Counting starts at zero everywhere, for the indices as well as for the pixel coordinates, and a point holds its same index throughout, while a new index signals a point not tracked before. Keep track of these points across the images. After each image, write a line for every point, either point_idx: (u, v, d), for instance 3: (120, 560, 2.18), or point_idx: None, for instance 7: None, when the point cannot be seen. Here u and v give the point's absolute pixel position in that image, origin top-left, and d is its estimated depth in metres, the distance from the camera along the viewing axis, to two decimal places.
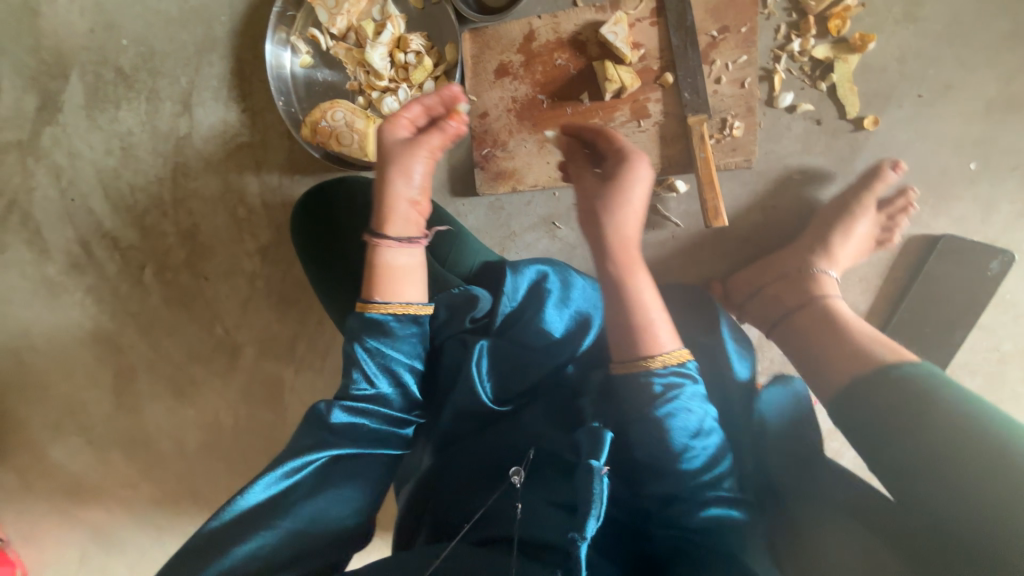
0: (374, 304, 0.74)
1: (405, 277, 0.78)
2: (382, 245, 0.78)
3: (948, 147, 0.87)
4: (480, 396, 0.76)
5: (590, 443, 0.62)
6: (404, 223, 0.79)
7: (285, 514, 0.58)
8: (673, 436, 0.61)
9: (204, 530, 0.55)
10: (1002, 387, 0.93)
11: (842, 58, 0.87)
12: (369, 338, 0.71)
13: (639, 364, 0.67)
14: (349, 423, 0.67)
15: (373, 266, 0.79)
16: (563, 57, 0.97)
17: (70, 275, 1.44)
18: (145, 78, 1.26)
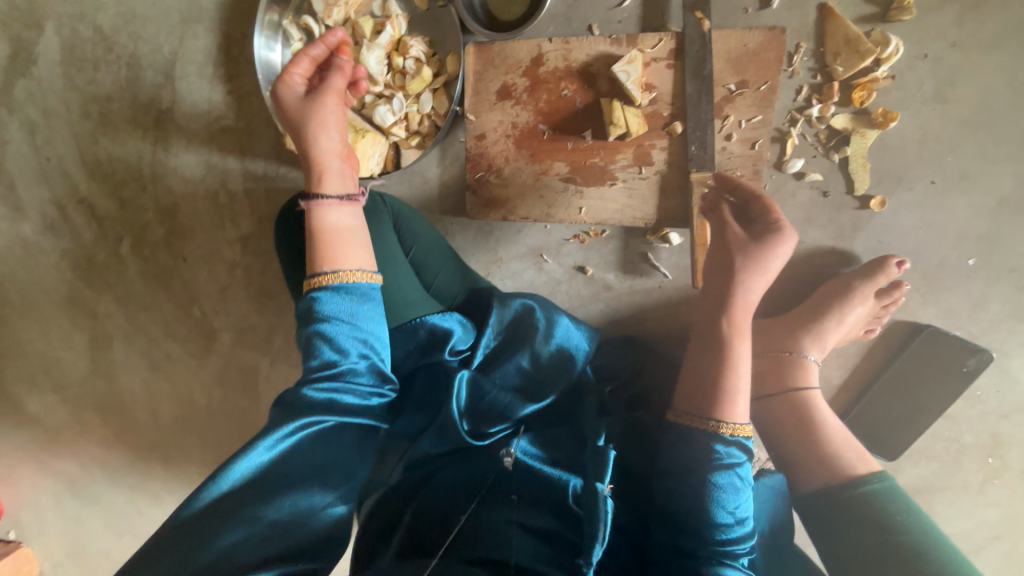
0: (320, 276, 0.70)
1: (343, 237, 0.75)
2: (314, 210, 0.76)
3: (951, 239, 0.85)
4: (455, 424, 0.75)
5: (596, 466, 0.67)
6: (337, 177, 0.77)
7: (263, 505, 0.53)
8: (717, 506, 0.62)
9: (196, 500, 0.53)
10: (954, 474, 0.95)
11: (859, 132, 0.83)
12: (326, 313, 0.67)
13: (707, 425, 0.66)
14: (324, 401, 0.63)
15: (313, 237, 0.76)
16: (570, 88, 0.91)
17: (43, 237, 1.39)
18: (126, 42, 1.17)
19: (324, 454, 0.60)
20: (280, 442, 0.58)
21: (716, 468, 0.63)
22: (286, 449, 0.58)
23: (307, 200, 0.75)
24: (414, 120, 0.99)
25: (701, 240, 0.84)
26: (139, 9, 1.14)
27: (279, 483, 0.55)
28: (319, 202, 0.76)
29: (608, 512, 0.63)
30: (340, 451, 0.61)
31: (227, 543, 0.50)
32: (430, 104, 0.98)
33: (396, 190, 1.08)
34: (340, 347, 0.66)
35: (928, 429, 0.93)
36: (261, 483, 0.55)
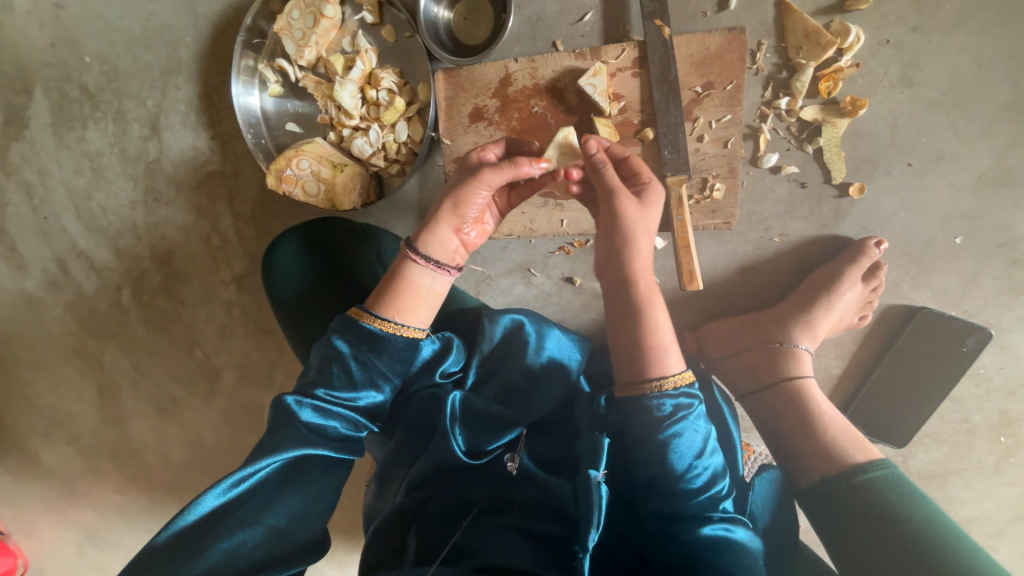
0: (374, 318, 0.73)
1: (426, 298, 0.79)
2: (413, 261, 0.78)
3: (935, 219, 0.84)
4: (451, 449, 0.72)
5: (590, 453, 0.66)
6: (442, 248, 0.79)
7: (263, 511, 0.58)
8: (675, 458, 0.63)
9: (179, 525, 0.55)
10: (967, 456, 0.93)
11: (830, 122, 0.83)
12: (351, 347, 0.71)
13: (650, 388, 0.68)
14: (315, 424, 0.67)
15: (399, 277, 0.79)
16: (540, 104, 0.92)
17: (46, 293, 1.42)
18: (111, 99, 1.20)
19: (316, 469, 0.64)
20: (278, 452, 0.62)
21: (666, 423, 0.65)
22: (284, 459, 0.62)
23: (414, 252, 0.78)
24: (392, 149, 1.00)
25: (683, 243, 0.81)
26: (120, 67, 1.18)
27: (276, 492, 0.60)
28: (424, 260, 0.78)
29: (603, 500, 0.62)
30: (329, 468, 0.66)
31: (231, 545, 0.54)
32: (406, 133, 0.99)
33: (382, 218, 1.10)
34: (358, 384, 0.70)
35: (935, 412, 0.92)
36: (260, 491, 0.59)
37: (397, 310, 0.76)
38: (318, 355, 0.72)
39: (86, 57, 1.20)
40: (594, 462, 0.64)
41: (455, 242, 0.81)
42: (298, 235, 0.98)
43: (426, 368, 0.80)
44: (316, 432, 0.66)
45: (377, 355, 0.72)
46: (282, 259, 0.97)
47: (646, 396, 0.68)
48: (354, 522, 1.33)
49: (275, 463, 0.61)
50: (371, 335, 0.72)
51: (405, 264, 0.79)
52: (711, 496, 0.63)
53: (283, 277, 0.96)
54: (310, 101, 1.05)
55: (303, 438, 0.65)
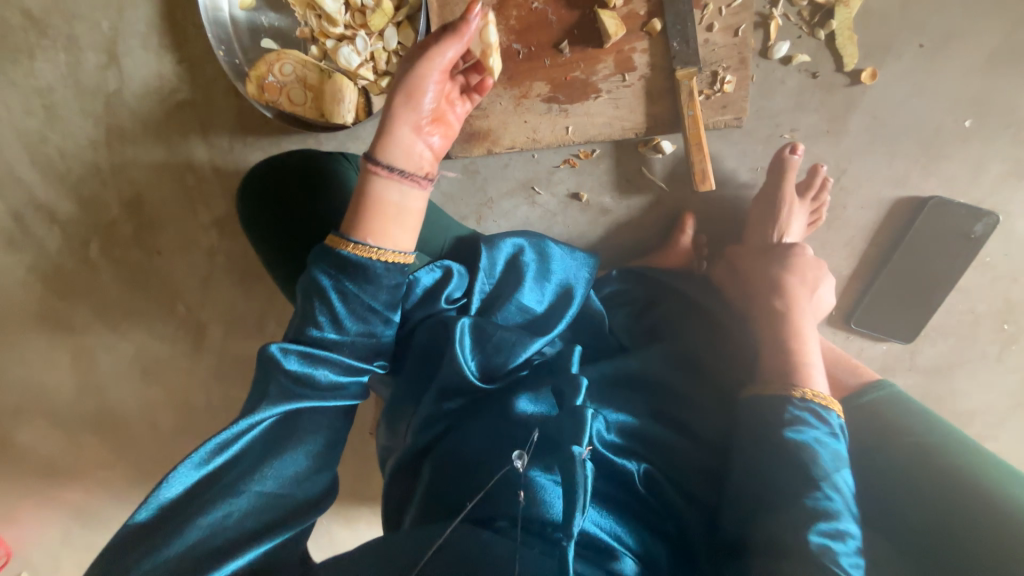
0: (352, 242, 0.66)
1: (397, 217, 0.70)
2: (373, 173, 0.69)
3: (945, 103, 0.83)
4: (465, 373, 0.70)
5: (573, 427, 0.62)
6: (404, 151, 0.69)
7: (253, 476, 0.53)
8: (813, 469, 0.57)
9: (154, 507, 0.49)
10: (972, 347, 0.96)
11: (843, 3, 0.80)
12: (336, 282, 0.65)
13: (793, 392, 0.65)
14: (304, 373, 0.62)
15: (363, 196, 0.69)
16: (540, 0, 0.87)
17: (3, 253, 1.30)
18: (59, 24, 1.08)
19: (309, 425, 0.61)
20: (265, 409, 0.58)
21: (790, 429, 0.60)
22: (273, 416, 0.58)
23: (373, 162, 0.68)
24: (381, 60, 0.93)
25: (694, 138, 0.84)
26: None
27: (269, 454, 0.56)
28: (387, 170, 0.69)
29: (590, 476, 0.58)
30: (325, 420, 0.62)
31: (219, 515, 0.50)
32: (396, 40, 0.92)
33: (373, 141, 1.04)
34: (345, 321, 0.66)
35: (942, 304, 0.93)
36: (249, 453, 0.55)
37: (368, 232, 0.68)
38: (299, 299, 0.67)
39: None
40: (578, 438, 0.60)
41: (417, 148, 0.71)
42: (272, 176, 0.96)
43: (428, 296, 0.78)
44: (306, 378, 0.62)
45: (362, 287, 0.66)
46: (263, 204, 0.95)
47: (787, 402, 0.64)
48: (361, 471, 1.29)
49: (271, 418, 0.58)
50: (348, 262, 0.66)
51: (366, 179, 0.70)
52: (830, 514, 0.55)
53: (266, 224, 0.95)
54: (287, 13, 0.97)
55: (290, 389, 0.60)
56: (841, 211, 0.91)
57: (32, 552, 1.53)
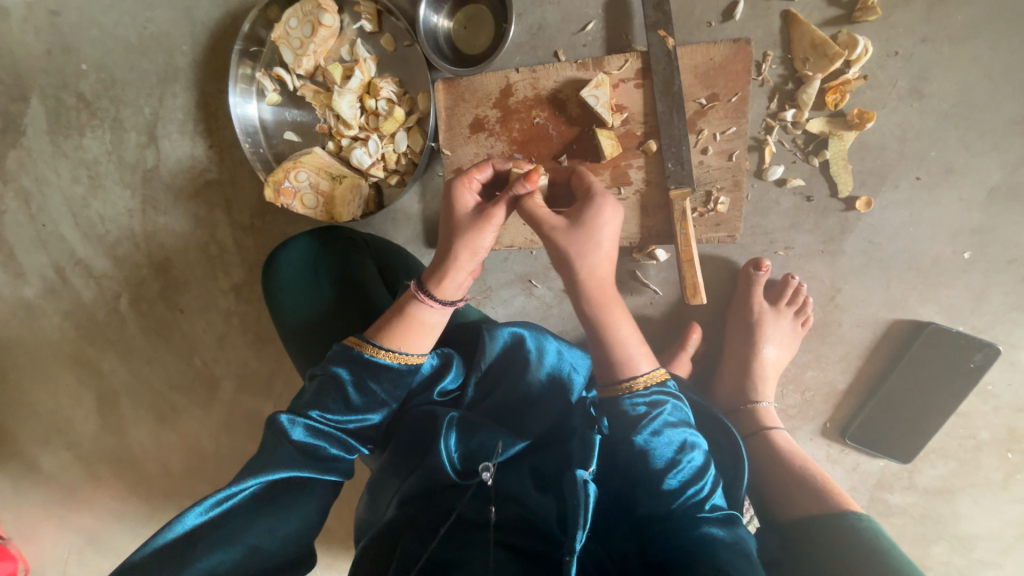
0: (377, 346, 0.69)
1: (433, 331, 0.73)
2: (423, 302, 0.71)
3: (943, 234, 0.83)
4: (442, 465, 0.66)
5: (581, 452, 0.64)
6: (456, 287, 0.72)
7: (243, 530, 0.55)
8: (654, 457, 0.60)
9: (146, 550, 0.52)
10: (974, 472, 0.93)
11: (837, 135, 0.81)
12: (354, 373, 0.67)
13: (622, 389, 0.65)
14: (308, 445, 0.63)
15: (406, 316, 0.72)
16: (542, 115, 0.90)
17: (44, 300, 1.41)
18: (107, 106, 1.19)
19: (302, 490, 0.61)
20: (262, 473, 0.59)
21: (637, 428, 0.61)
22: (268, 479, 0.59)
23: (424, 293, 0.71)
24: (391, 159, 0.99)
25: (686, 256, 0.83)
26: (117, 74, 1.17)
27: (256, 516, 0.56)
28: (435, 300, 0.71)
29: (591, 499, 0.58)
30: (320, 487, 0.63)
31: (206, 567, 0.52)
32: (406, 143, 0.98)
33: (381, 228, 1.09)
34: (355, 407, 0.67)
35: (941, 428, 0.91)
36: (238, 514, 0.55)
37: (403, 341, 0.70)
38: (315, 378, 0.68)
39: (82, 64, 1.18)
40: (583, 461, 0.61)
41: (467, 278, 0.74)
42: (302, 245, 0.96)
43: (426, 385, 0.76)
44: (304, 451, 0.62)
45: (379, 382, 0.68)
46: (285, 266, 0.95)
47: (619, 398, 0.65)
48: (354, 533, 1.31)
49: (255, 487, 0.58)
50: (370, 362, 0.68)
51: (411, 301, 0.72)
52: (695, 494, 0.58)
53: (281, 290, 0.94)
54: (309, 110, 1.04)
55: (292, 459, 0.61)
56: (836, 327, 0.91)
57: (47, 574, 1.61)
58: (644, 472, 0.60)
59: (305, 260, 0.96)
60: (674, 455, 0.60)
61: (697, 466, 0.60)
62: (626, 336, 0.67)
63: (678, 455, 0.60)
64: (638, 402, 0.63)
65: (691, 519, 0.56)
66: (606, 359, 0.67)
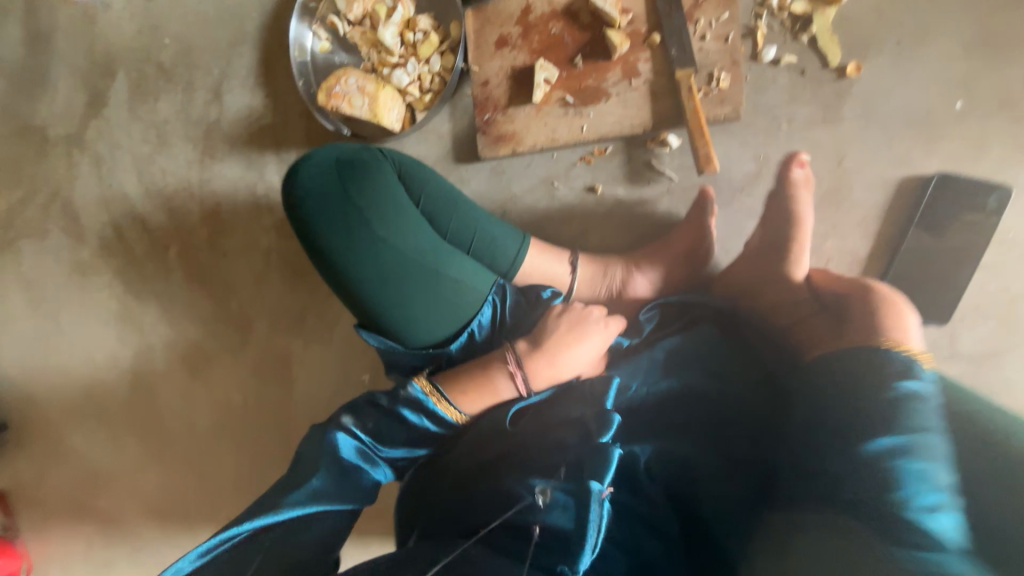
0: (439, 399, 0.80)
1: None
2: None
3: (933, 89, 0.90)
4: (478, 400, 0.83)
5: (593, 463, 0.65)
6: None
7: (283, 538, 0.64)
8: (885, 463, 0.53)
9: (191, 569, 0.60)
10: (1017, 330, 0.91)
11: (820, 11, 0.92)
12: (409, 411, 0.80)
13: (887, 348, 0.60)
14: (353, 462, 0.76)
15: None
16: (558, 26, 1.05)
17: (101, 258, 1.55)
18: (182, 72, 1.39)
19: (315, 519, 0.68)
20: (279, 509, 0.67)
21: (872, 442, 0.54)
22: (290, 515, 0.67)
23: None
24: (426, 80, 1.13)
25: (698, 127, 0.96)
26: (193, 43, 1.37)
27: (288, 536, 0.64)
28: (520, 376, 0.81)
29: (601, 520, 0.61)
30: (353, 514, 0.73)
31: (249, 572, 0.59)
32: (440, 64, 1.13)
33: (414, 148, 1.19)
34: (408, 420, 0.80)
35: (973, 281, 0.91)
36: (271, 534, 0.64)
37: (459, 393, 0.81)
38: (377, 404, 0.82)
39: (165, 38, 1.40)
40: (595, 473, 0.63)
41: None
42: (329, 156, 0.91)
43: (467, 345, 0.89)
44: (342, 478, 0.74)
45: (427, 420, 0.80)
46: (306, 179, 0.89)
47: (880, 350, 0.60)
48: None
49: (275, 522, 0.65)
50: (430, 411, 0.79)
51: None
52: (913, 510, 0.51)
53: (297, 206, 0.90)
54: (355, 52, 1.21)
55: (319, 497, 0.70)
56: (849, 191, 0.95)
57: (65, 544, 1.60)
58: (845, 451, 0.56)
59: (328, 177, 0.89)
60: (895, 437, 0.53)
61: (927, 489, 0.51)
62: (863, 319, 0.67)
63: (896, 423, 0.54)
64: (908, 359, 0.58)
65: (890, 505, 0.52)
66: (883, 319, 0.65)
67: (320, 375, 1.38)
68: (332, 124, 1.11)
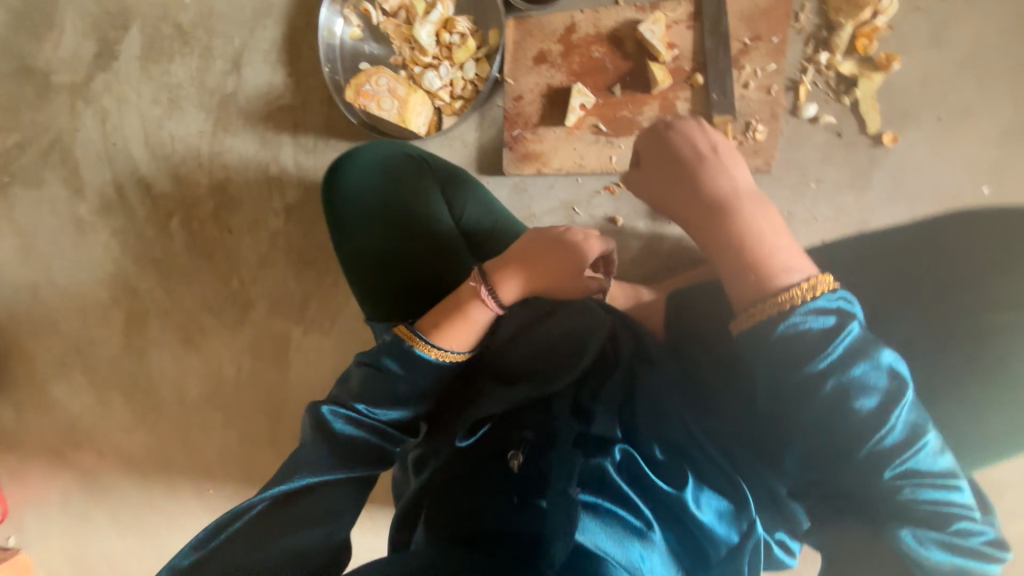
0: (426, 344, 0.73)
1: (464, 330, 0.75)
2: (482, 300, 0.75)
3: (966, 170, 0.90)
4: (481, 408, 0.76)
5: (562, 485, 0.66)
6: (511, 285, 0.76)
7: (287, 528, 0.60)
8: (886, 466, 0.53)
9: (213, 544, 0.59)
10: None
11: (866, 75, 0.91)
12: (388, 360, 0.73)
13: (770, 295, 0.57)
14: (346, 433, 0.70)
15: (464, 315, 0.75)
16: (600, 51, 1.02)
17: (100, 216, 1.51)
18: (200, 36, 1.32)
19: (321, 493, 0.65)
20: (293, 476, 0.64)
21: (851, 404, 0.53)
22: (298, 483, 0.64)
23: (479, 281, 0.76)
24: (458, 86, 1.10)
25: None
26: (213, 7, 1.30)
27: (291, 507, 0.62)
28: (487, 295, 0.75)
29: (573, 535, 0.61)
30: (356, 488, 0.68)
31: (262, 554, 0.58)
32: (474, 71, 1.10)
33: (437, 152, 1.17)
34: (401, 394, 0.73)
35: None
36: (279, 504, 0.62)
37: (442, 335, 0.75)
38: (363, 367, 0.74)
39: None
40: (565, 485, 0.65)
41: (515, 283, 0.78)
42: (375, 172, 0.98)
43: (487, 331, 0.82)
44: (346, 450, 0.69)
45: (400, 370, 0.73)
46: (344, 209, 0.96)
47: (779, 307, 0.56)
48: None
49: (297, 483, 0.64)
50: (415, 355, 0.72)
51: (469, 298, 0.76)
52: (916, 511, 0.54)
53: (346, 205, 0.96)
54: (386, 44, 1.16)
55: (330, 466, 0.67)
56: None
57: (56, 489, 1.66)
58: (831, 459, 0.56)
59: (371, 188, 0.97)
60: (857, 389, 0.53)
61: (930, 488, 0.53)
62: (710, 232, 0.65)
63: (895, 418, 0.53)
64: (807, 317, 0.55)
65: (885, 523, 0.55)
66: (750, 268, 0.60)
67: (316, 363, 1.37)
68: (356, 118, 1.05)
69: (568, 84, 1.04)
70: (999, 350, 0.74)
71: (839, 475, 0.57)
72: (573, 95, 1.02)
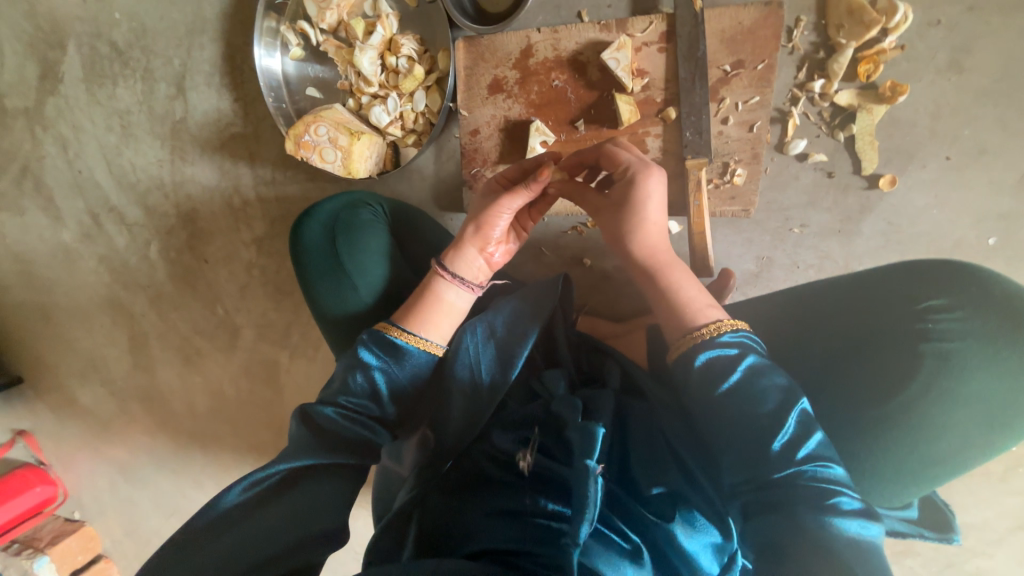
0: (400, 329, 0.68)
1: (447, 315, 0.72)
2: (444, 277, 0.73)
3: (968, 218, 0.81)
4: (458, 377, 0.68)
5: (582, 442, 0.57)
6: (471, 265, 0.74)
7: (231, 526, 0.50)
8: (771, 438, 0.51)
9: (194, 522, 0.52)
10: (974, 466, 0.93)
11: (866, 108, 0.79)
12: (372, 357, 0.65)
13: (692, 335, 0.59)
14: (336, 425, 0.60)
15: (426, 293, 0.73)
16: (561, 78, 0.90)
17: (81, 245, 1.51)
18: (139, 56, 1.25)
19: (306, 486, 0.55)
20: (272, 464, 0.56)
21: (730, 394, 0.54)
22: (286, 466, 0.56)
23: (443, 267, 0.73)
24: (409, 119, 1.00)
25: (698, 228, 0.77)
26: (148, 24, 1.22)
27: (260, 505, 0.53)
28: (452, 274, 0.73)
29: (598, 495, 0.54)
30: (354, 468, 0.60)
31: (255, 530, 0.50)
32: (424, 102, 0.99)
33: (396, 187, 1.10)
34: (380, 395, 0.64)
35: None
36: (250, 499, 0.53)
37: (421, 323, 0.70)
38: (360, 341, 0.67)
39: (115, 13, 1.24)
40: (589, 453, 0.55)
41: (480, 261, 0.75)
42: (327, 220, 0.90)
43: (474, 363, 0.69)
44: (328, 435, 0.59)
45: (399, 367, 0.66)
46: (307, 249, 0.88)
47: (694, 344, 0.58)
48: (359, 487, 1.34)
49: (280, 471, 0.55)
50: (398, 346, 0.67)
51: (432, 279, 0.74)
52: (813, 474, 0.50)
53: (318, 276, 0.86)
54: (331, 65, 1.05)
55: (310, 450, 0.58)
56: None
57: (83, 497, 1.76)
58: (752, 461, 0.52)
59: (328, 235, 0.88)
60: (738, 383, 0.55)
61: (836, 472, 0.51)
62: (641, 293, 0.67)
63: (789, 420, 0.52)
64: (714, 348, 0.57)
65: (795, 514, 0.48)
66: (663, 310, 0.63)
67: (307, 386, 1.43)
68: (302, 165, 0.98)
69: (528, 118, 0.92)
70: (982, 377, 0.60)
71: (764, 484, 0.51)
72: (532, 134, 0.90)
